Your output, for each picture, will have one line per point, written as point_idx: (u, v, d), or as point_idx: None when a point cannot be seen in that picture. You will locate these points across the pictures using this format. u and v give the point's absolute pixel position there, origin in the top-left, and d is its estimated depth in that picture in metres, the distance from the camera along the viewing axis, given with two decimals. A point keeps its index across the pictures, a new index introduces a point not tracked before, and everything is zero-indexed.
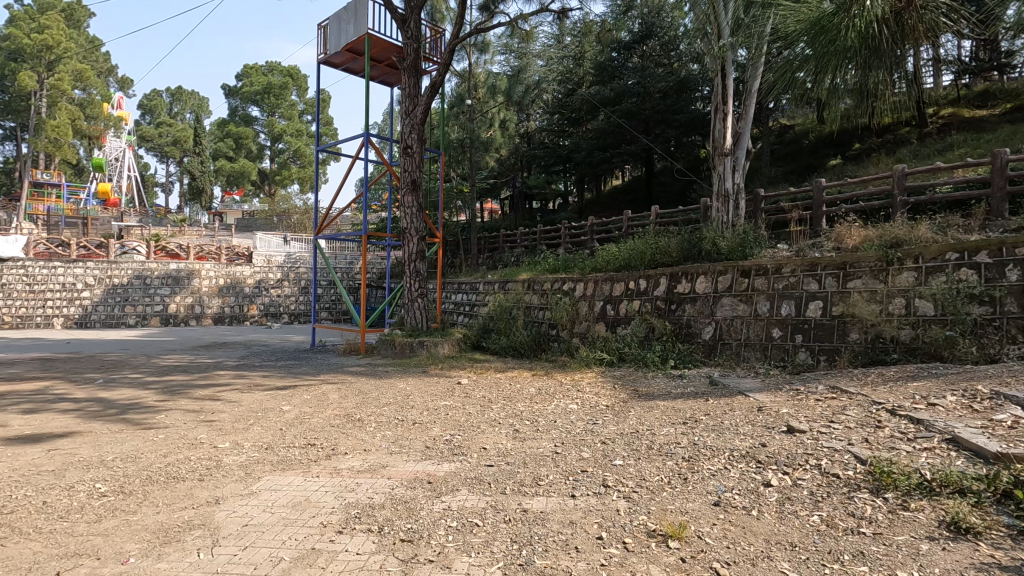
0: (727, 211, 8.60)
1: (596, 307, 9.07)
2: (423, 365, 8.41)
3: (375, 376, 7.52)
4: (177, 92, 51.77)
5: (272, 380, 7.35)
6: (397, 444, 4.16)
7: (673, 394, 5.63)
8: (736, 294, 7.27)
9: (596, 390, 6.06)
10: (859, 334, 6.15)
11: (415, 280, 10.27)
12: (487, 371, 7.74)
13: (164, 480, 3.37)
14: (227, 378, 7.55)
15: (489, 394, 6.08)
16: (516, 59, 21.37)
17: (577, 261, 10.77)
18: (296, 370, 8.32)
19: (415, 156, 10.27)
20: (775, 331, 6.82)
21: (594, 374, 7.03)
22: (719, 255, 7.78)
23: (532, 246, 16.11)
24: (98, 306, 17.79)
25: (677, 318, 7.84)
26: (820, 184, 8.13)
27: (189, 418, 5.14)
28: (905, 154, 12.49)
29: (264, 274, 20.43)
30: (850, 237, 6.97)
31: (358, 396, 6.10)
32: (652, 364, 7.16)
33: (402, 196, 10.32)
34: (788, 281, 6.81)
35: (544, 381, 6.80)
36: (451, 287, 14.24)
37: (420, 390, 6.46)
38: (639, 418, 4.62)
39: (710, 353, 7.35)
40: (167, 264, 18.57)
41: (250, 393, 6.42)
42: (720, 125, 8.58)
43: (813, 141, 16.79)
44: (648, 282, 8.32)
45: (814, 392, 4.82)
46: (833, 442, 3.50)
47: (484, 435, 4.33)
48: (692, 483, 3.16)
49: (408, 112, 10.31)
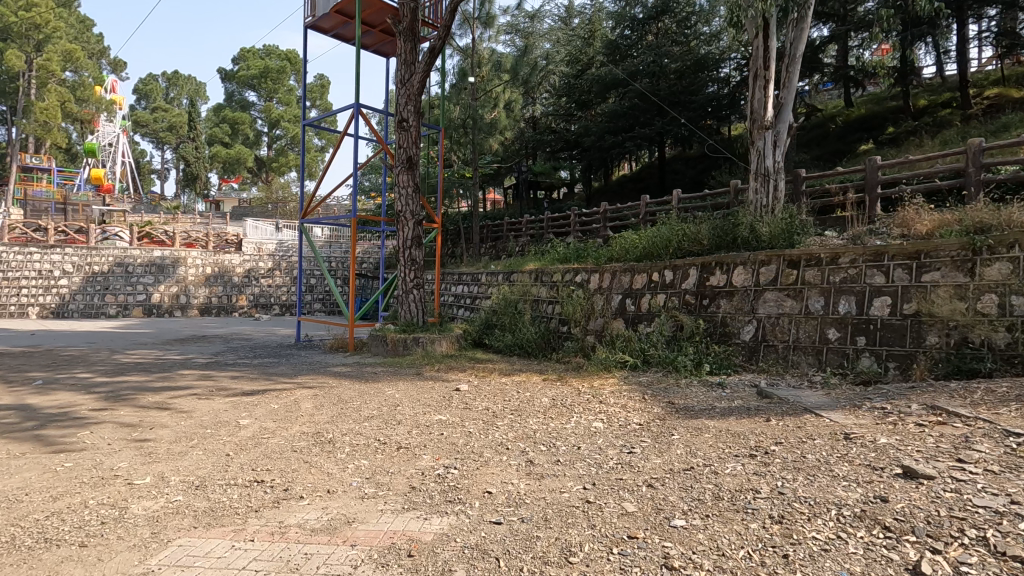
0: (767, 193, 7.48)
1: (614, 301, 7.99)
2: (417, 366, 7.35)
3: (360, 380, 6.48)
4: (172, 77, 50.55)
5: (242, 383, 6.31)
6: (373, 482, 3.13)
7: (719, 410, 4.59)
8: (782, 288, 6.23)
9: (621, 402, 5.00)
10: (938, 337, 5.09)
11: (410, 269, 9.18)
12: (490, 373, 6.72)
13: (26, 548, 2.33)
14: (189, 380, 6.50)
15: (494, 406, 5.04)
16: (522, 38, 20.24)
17: (590, 250, 9.68)
18: (272, 369, 7.28)
19: (411, 131, 9.18)
20: (831, 333, 5.76)
21: (616, 380, 6.00)
22: (759, 244, 6.77)
23: (538, 235, 15.11)
24: (77, 295, 16.78)
25: (711, 316, 6.76)
26: (876, 163, 7.08)
27: (117, 437, 4.08)
28: (951, 135, 11.43)
29: (254, 262, 19.32)
30: (919, 222, 5.89)
31: (336, 406, 5.08)
32: (684, 369, 6.12)
33: (396, 176, 9.24)
34: (847, 274, 5.78)
35: (557, 389, 5.74)
36: (451, 279, 13.16)
37: (411, 397, 5.44)
38: (688, 447, 3.57)
39: (751, 356, 6.29)
40: (151, 251, 17.54)
41: (208, 400, 5.37)
42: (761, 95, 7.41)
43: (841, 125, 15.67)
44: (675, 273, 7.27)
45: (909, 413, 3.80)
46: (989, 500, 2.44)
47: (491, 469, 3.30)
48: (800, 566, 2.11)
49: (404, 82, 9.21)
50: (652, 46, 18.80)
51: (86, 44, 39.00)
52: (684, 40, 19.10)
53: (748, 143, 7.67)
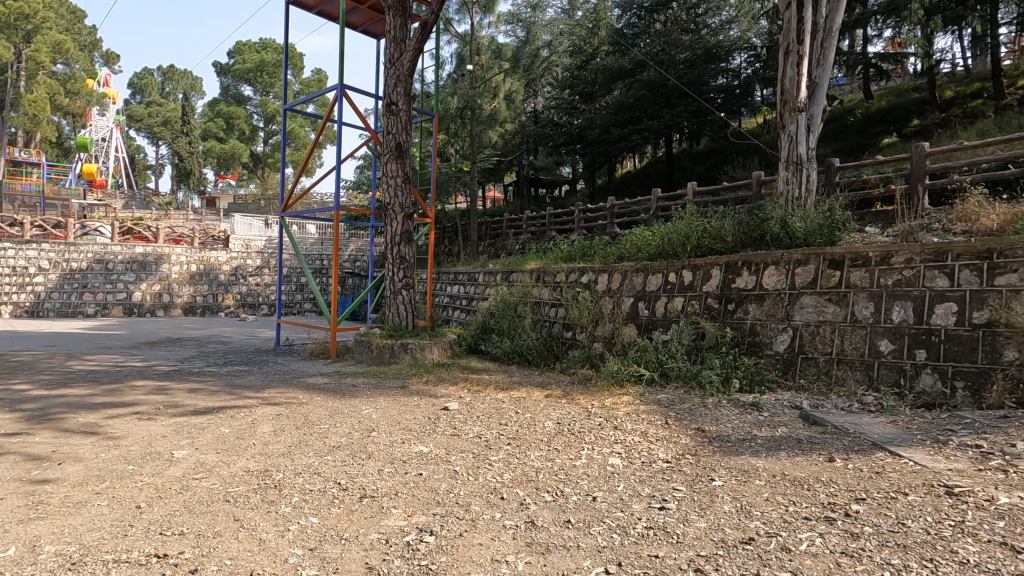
0: (799, 184, 6.62)
1: (625, 304, 7.11)
2: (403, 377, 6.51)
3: (335, 395, 5.64)
4: (169, 71, 49.70)
5: (199, 398, 5.46)
6: (316, 559, 2.27)
7: (763, 442, 3.74)
8: (821, 292, 5.38)
9: (641, 429, 4.15)
10: (1019, 352, 4.24)
11: (398, 268, 8.32)
12: (486, 388, 5.86)
13: None
14: (138, 393, 5.64)
15: (488, 432, 4.20)
16: (523, 27, 19.37)
17: (597, 247, 8.80)
18: (240, 380, 6.45)
19: (401, 115, 8.34)
20: (883, 345, 4.91)
21: (632, 398, 5.16)
22: (792, 242, 5.95)
23: (540, 232, 14.26)
24: (53, 293, 15.97)
25: (737, 323, 5.89)
26: (923, 150, 6.25)
27: (10, 477, 3.23)
28: (990, 127, 10.59)
29: (242, 260, 18.46)
30: (988, 215, 5.04)
31: (299, 432, 4.24)
32: (709, 386, 5.27)
33: (385, 164, 8.40)
34: (902, 277, 4.94)
35: (562, 408, 4.91)
36: (446, 278, 12.32)
37: (391, 420, 4.60)
38: (739, 502, 2.72)
39: (786, 371, 5.42)
40: (133, 247, 16.73)
41: (148, 421, 4.50)
42: (792, 73, 6.54)
43: (860, 118, 14.82)
44: (695, 274, 6.42)
45: (1018, 456, 2.96)
46: None
47: (482, 538, 2.45)
48: None
49: (393, 60, 8.35)
50: (661, 34, 17.94)
51: (77, 36, 38.19)
52: (694, 29, 18.24)
53: (777, 127, 6.80)
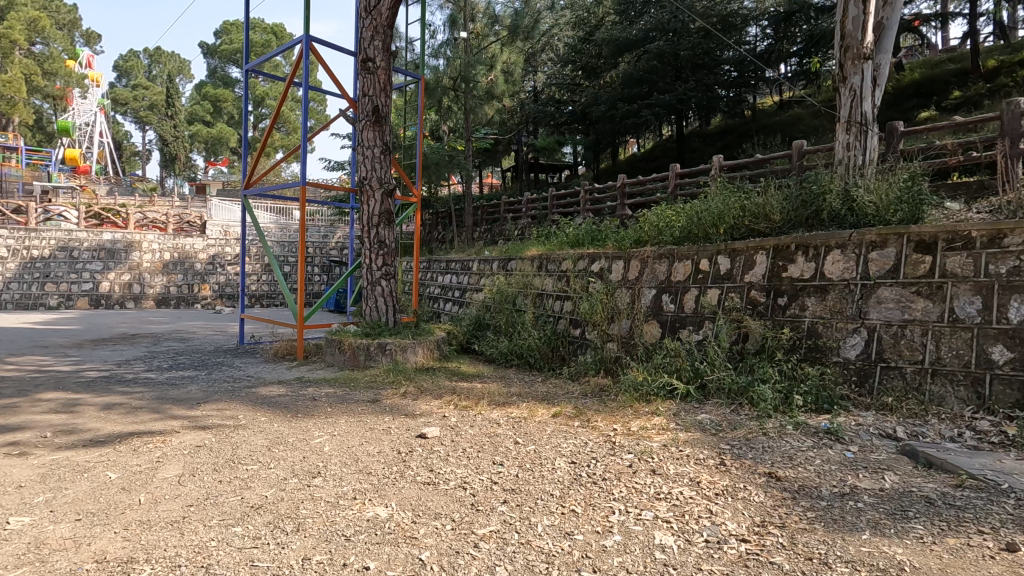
0: (862, 150, 5.41)
1: (646, 298, 5.91)
2: (377, 387, 5.29)
3: (284, 414, 4.45)
4: (154, 53, 48.11)
5: (109, 419, 4.28)
6: None
7: (878, 502, 2.55)
8: (907, 283, 4.17)
9: (690, 474, 2.98)
10: None
11: (377, 254, 7.08)
12: (477, 402, 4.67)
13: None
14: (33, 412, 4.43)
15: (477, 477, 3.02)
16: None
17: (609, 231, 7.59)
18: (174, 391, 5.25)
19: (379, 74, 7.07)
20: (997, 353, 3.74)
21: (666, 420, 4.00)
22: (859, 220, 4.76)
23: (541, 217, 13.08)
24: (12, 284, 14.77)
25: (792, 321, 4.71)
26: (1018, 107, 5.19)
27: None
28: None
29: (220, 247, 17.24)
30: None
31: (215, 477, 3.04)
32: (765, 405, 4.10)
33: (360, 132, 7.15)
34: (1020, 263, 3.74)
35: (576, 436, 3.72)
36: (437, 266, 11.05)
37: (346, 456, 3.40)
38: None
39: (862, 384, 4.23)
40: (101, 234, 15.51)
41: (15, 460, 3.31)
42: (856, 11, 5.31)
43: (892, 90, 13.64)
44: (734, 260, 5.22)
45: None
46: None
47: None
48: None
49: (369, 8, 7.03)
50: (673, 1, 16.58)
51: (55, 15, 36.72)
52: None
53: (835, 81, 5.58)
